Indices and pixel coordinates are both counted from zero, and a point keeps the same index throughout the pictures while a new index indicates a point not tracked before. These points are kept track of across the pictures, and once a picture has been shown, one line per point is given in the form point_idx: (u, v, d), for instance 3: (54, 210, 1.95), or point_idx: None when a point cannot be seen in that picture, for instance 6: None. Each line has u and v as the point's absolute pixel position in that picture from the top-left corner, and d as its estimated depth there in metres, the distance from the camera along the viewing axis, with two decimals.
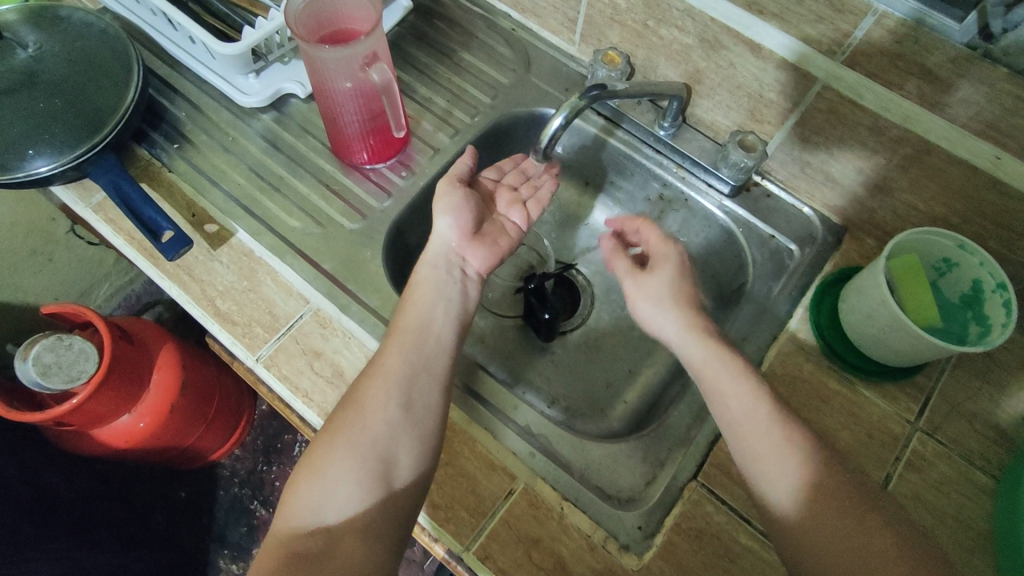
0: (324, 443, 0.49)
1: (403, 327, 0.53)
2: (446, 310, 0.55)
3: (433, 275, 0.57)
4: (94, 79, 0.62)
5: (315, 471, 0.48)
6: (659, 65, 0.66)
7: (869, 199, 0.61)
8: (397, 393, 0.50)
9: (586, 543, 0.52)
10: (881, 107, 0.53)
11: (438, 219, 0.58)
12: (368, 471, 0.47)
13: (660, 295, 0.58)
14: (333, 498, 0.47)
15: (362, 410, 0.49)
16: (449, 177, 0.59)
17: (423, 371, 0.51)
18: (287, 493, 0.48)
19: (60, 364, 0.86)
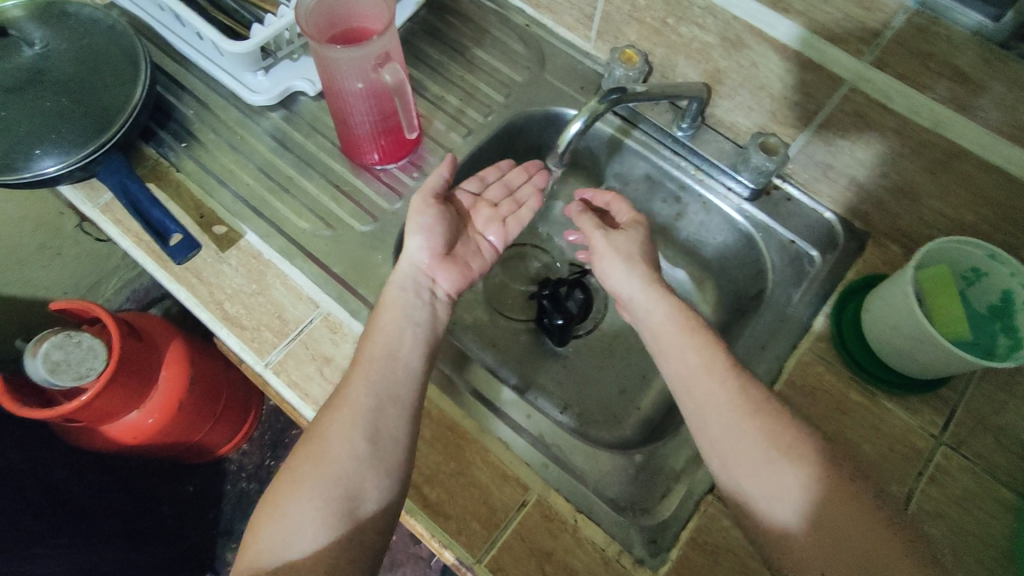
0: (286, 480, 0.47)
1: (370, 355, 0.51)
2: (416, 334, 0.54)
3: (403, 298, 0.54)
4: (101, 76, 0.61)
5: (276, 512, 0.45)
6: (678, 64, 0.64)
7: (894, 204, 0.59)
8: (363, 425, 0.48)
9: (600, 556, 0.51)
10: (911, 111, 0.51)
11: (408, 239, 0.56)
12: (333, 508, 0.46)
13: (629, 253, 0.59)
14: (296, 537, 0.44)
15: (326, 443, 0.48)
16: (424, 192, 0.57)
17: (391, 401, 0.50)
18: (248, 535, 0.46)
19: (68, 362, 0.86)
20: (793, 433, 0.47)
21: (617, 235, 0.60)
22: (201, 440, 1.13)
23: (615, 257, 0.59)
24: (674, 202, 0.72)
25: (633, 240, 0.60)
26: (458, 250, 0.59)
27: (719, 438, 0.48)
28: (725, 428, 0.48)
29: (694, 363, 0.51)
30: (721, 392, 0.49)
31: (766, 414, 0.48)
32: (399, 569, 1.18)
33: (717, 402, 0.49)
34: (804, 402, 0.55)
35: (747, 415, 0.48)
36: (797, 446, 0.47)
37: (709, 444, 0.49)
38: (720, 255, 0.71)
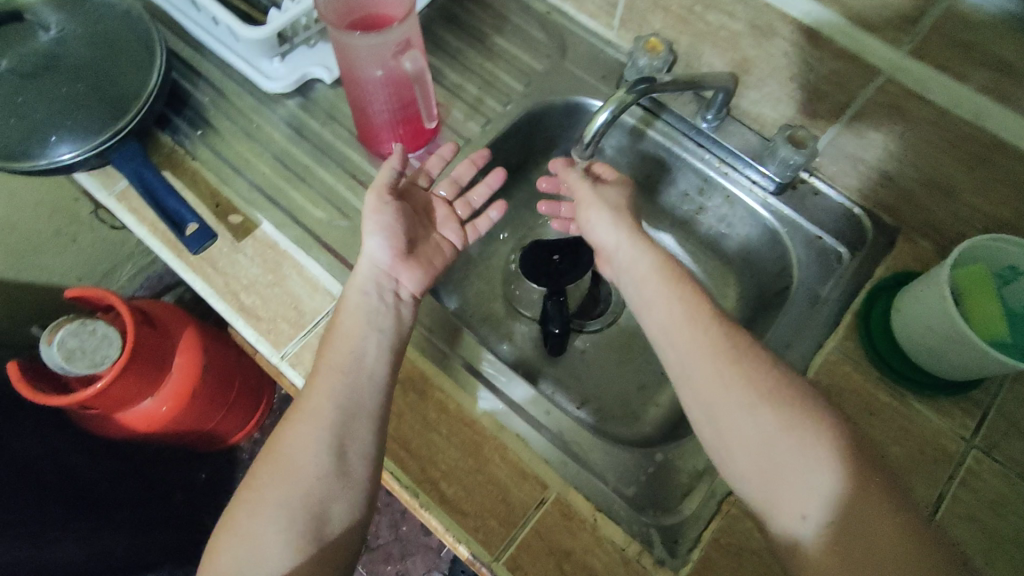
0: (248, 499, 0.47)
1: (331, 364, 0.50)
2: (380, 341, 0.52)
3: (364, 303, 0.53)
4: (116, 62, 0.60)
5: (242, 531, 0.45)
6: (703, 54, 0.62)
7: (927, 200, 0.57)
8: (326, 439, 0.48)
9: (619, 556, 0.50)
10: (951, 103, 0.49)
11: (367, 240, 0.54)
12: (299, 527, 0.45)
13: (614, 204, 0.60)
14: (260, 556, 0.44)
15: (289, 460, 0.47)
16: (377, 188, 0.55)
17: (354, 414, 0.49)
18: (211, 556, 0.45)
19: (83, 349, 0.85)
20: (777, 377, 0.48)
21: (603, 188, 0.61)
22: (213, 428, 1.13)
23: (602, 207, 0.60)
24: (695, 194, 0.70)
25: (619, 194, 0.62)
26: (418, 250, 0.57)
27: (703, 382, 0.49)
28: (712, 373, 0.49)
29: (674, 314, 0.53)
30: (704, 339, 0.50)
31: (750, 359, 0.49)
32: (409, 559, 1.17)
33: (701, 347, 0.50)
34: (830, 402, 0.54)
35: (732, 361, 0.49)
36: (779, 390, 0.48)
37: (689, 392, 0.50)
38: (743, 249, 0.70)
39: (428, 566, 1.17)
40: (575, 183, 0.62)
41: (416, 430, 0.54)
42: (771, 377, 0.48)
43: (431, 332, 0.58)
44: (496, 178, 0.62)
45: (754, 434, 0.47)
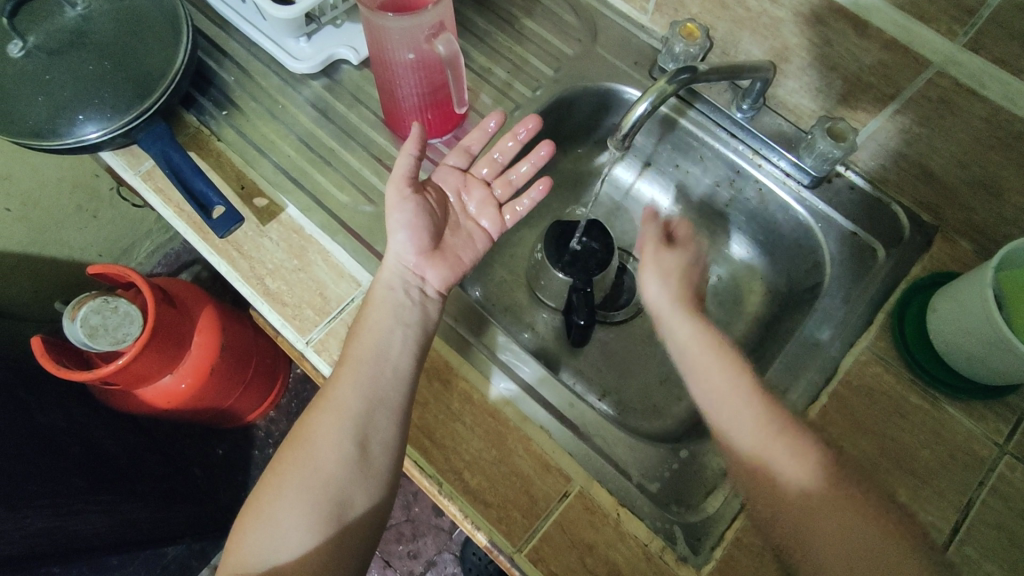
0: (271, 485, 0.47)
1: (357, 356, 0.51)
2: (405, 336, 0.52)
3: (392, 299, 0.53)
4: (142, 39, 0.59)
5: (264, 514, 0.46)
6: (742, 41, 0.60)
7: (971, 198, 0.55)
8: (349, 430, 0.48)
9: (641, 552, 0.49)
10: (1004, 98, 0.47)
11: (392, 235, 0.54)
12: (319, 515, 0.46)
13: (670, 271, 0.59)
14: (278, 541, 0.44)
15: (314, 446, 0.48)
16: (396, 181, 0.53)
17: (379, 406, 0.49)
18: (233, 541, 0.46)
19: (106, 327, 0.87)
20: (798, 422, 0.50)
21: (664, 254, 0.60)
22: (231, 405, 1.14)
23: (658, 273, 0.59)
24: (726, 186, 0.68)
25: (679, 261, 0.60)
26: (446, 243, 0.57)
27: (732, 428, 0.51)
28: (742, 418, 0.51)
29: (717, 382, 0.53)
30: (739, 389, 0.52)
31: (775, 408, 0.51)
32: (421, 539, 1.19)
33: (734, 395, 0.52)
34: (859, 404, 0.53)
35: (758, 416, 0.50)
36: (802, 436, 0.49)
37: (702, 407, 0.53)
38: (772, 242, 0.68)
39: (439, 547, 1.19)
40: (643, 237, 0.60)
41: (440, 420, 0.53)
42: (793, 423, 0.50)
43: (456, 321, 0.58)
44: (546, 148, 0.60)
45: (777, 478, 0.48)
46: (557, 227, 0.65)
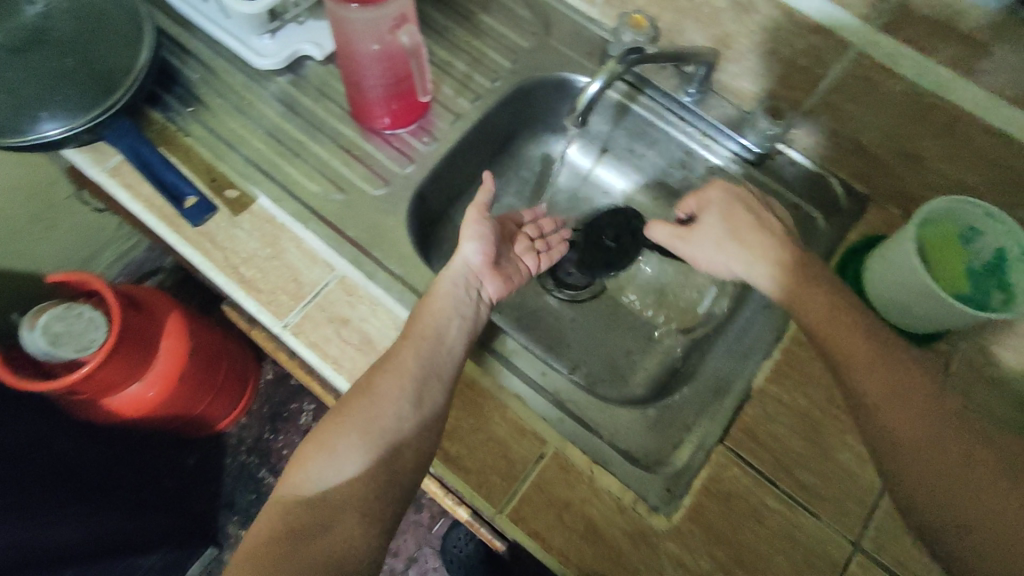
0: (335, 422, 0.50)
1: (419, 333, 0.53)
2: (460, 326, 0.56)
3: (452, 292, 0.56)
4: (105, 38, 0.60)
5: (324, 444, 0.49)
6: (685, 30, 0.65)
7: (897, 166, 0.61)
8: (411, 390, 0.51)
9: (616, 505, 0.52)
10: (916, 74, 0.53)
11: (462, 243, 0.59)
12: (373, 453, 0.49)
13: (718, 236, 0.61)
14: (338, 474, 0.48)
15: (377, 398, 0.51)
16: (476, 204, 0.59)
17: (434, 377, 0.52)
18: (292, 461, 0.49)
19: (70, 333, 0.86)
20: (949, 426, 0.49)
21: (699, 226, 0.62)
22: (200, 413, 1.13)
23: (714, 244, 0.61)
24: (679, 168, 0.72)
25: (716, 216, 0.61)
26: (503, 263, 0.62)
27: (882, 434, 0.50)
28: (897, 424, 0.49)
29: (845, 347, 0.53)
30: (897, 394, 0.50)
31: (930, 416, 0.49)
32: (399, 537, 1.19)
33: (891, 399, 0.50)
34: (806, 357, 0.58)
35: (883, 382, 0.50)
36: (958, 448, 0.48)
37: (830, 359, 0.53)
38: None
39: (419, 542, 1.19)
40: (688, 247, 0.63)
41: None
42: (945, 430, 0.49)
43: None
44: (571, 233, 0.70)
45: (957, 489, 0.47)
46: (540, 282, 0.73)
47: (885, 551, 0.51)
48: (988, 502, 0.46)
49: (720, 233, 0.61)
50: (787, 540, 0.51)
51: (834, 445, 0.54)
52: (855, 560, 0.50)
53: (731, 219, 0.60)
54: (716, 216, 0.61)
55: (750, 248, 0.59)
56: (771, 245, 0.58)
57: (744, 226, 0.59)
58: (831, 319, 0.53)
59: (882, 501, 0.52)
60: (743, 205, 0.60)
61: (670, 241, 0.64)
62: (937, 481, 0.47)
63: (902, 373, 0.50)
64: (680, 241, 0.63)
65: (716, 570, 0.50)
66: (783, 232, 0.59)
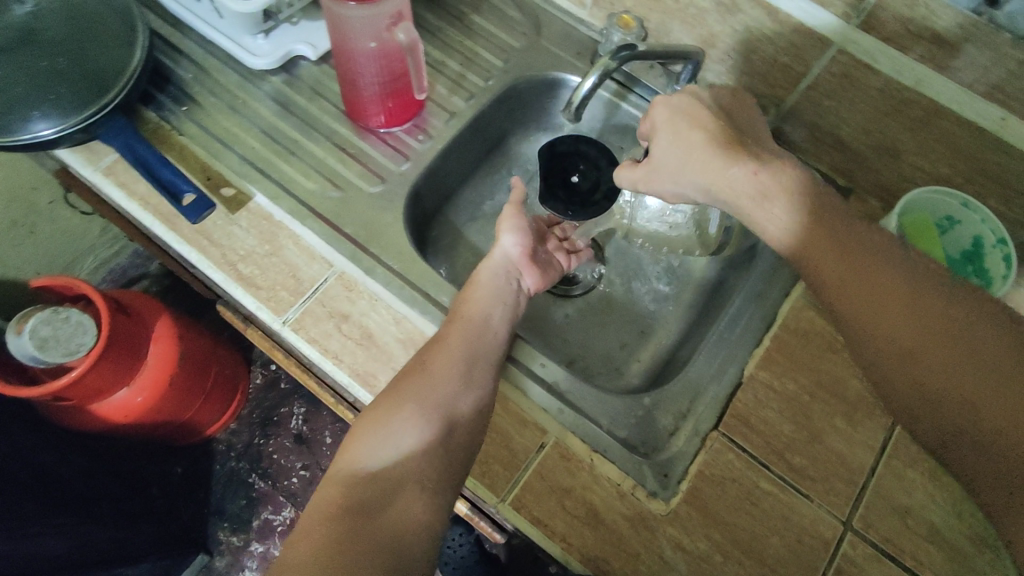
0: (387, 399, 0.50)
1: (466, 317, 0.55)
2: (503, 313, 0.58)
3: (492, 283, 0.59)
4: (98, 37, 0.60)
5: (379, 420, 0.49)
6: (673, 30, 0.67)
7: (876, 160, 0.64)
8: (460, 367, 0.52)
9: (615, 491, 0.53)
10: (893, 71, 0.55)
11: (502, 235, 0.62)
12: (430, 429, 0.50)
13: (675, 162, 0.53)
14: (395, 448, 0.48)
15: (430, 375, 0.52)
16: (512, 202, 0.63)
17: (481, 358, 0.54)
18: (348, 441, 0.49)
19: (57, 338, 0.82)
20: (945, 342, 0.46)
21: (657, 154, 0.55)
22: (190, 419, 1.12)
23: (677, 170, 0.54)
24: None
25: (665, 139, 0.54)
26: (540, 257, 0.65)
27: (871, 359, 0.50)
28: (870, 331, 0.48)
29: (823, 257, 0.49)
30: (882, 325, 0.48)
31: (918, 339, 0.47)
32: None
33: (874, 329, 0.48)
34: (796, 344, 0.60)
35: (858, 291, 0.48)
36: (955, 363, 0.46)
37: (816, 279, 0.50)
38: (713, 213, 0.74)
39: None
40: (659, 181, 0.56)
41: None
42: (938, 347, 0.46)
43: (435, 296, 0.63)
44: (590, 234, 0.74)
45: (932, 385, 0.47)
46: (561, 296, 0.73)
47: (874, 529, 0.52)
48: (984, 409, 0.45)
49: (676, 158, 0.53)
50: (781, 521, 0.53)
51: (824, 428, 0.56)
52: (846, 539, 0.52)
53: (684, 138, 0.53)
54: (666, 138, 0.54)
55: (714, 172, 0.51)
56: (740, 164, 0.50)
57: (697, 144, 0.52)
58: (818, 245, 0.49)
59: (870, 481, 0.54)
60: (690, 118, 0.53)
61: (634, 183, 0.58)
62: (930, 396, 0.47)
63: (872, 279, 0.48)
64: (647, 179, 0.56)
65: (714, 552, 0.51)
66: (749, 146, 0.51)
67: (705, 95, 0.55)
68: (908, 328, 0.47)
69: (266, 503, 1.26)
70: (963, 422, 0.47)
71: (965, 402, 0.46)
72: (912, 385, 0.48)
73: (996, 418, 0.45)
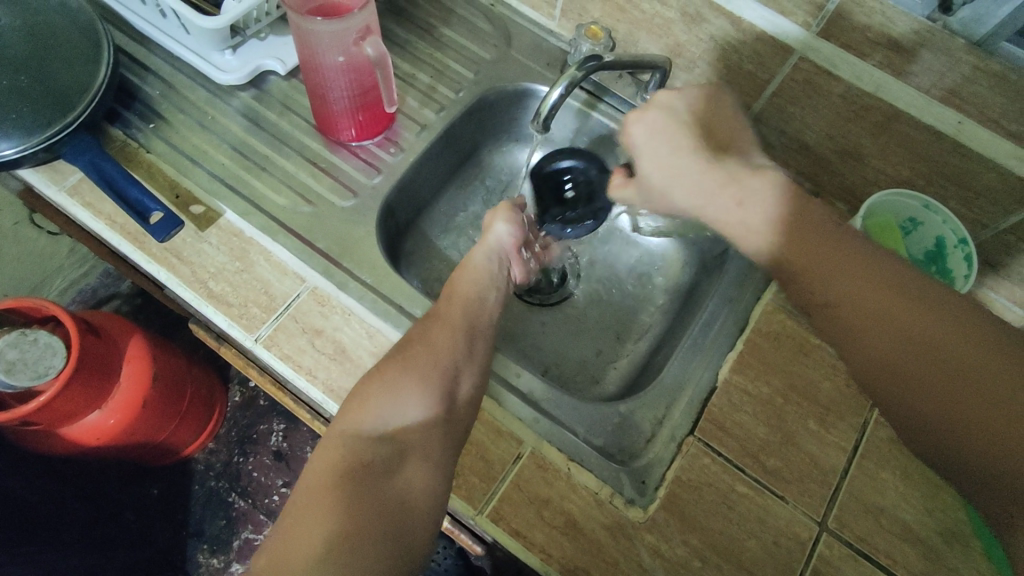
0: (391, 366, 0.50)
1: (465, 292, 0.57)
2: (499, 294, 0.59)
3: (487, 267, 0.59)
4: (61, 56, 0.59)
5: (384, 388, 0.48)
6: (640, 40, 0.68)
7: (841, 164, 0.65)
8: (462, 337, 0.53)
9: (593, 499, 0.53)
10: (854, 77, 0.56)
11: (498, 227, 0.61)
12: (433, 395, 0.49)
13: (660, 186, 0.55)
14: (398, 414, 0.47)
15: (433, 344, 0.51)
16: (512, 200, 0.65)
17: (480, 332, 0.55)
18: (347, 407, 0.47)
19: (25, 361, 0.81)
20: (930, 357, 0.42)
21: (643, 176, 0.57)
22: (165, 440, 1.10)
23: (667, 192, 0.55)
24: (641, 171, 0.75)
25: (648, 165, 0.56)
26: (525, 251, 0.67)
27: (866, 377, 0.46)
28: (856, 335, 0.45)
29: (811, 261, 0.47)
30: (865, 333, 0.45)
31: (901, 352, 0.43)
32: None
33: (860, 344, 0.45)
34: (768, 348, 0.60)
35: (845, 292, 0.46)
36: (948, 382, 0.42)
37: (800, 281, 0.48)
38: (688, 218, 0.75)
39: None
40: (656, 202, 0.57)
41: None
42: (927, 364, 0.42)
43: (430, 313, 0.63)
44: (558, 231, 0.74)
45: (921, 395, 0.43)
46: (537, 306, 0.74)
47: (848, 528, 0.53)
48: (986, 435, 0.40)
49: (658, 181, 0.55)
50: (758, 523, 0.53)
51: (797, 431, 0.57)
52: (822, 539, 0.53)
53: (663, 161, 0.54)
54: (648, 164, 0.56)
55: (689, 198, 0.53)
56: (723, 197, 0.50)
57: (673, 169, 0.54)
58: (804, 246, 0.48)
59: (844, 482, 0.55)
60: (668, 142, 0.54)
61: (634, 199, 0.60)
62: (926, 419, 0.43)
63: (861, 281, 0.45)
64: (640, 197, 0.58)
65: (692, 557, 0.52)
66: (723, 167, 0.51)
67: (677, 108, 0.56)
68: (892, 340, 0.44)
69: (247, 522, 1.23)
70: (961, 450, 0.42)
71: (961, 428, 0.41)
72: (908, 406, 0.44)
73: (1001, 446, 0.40)
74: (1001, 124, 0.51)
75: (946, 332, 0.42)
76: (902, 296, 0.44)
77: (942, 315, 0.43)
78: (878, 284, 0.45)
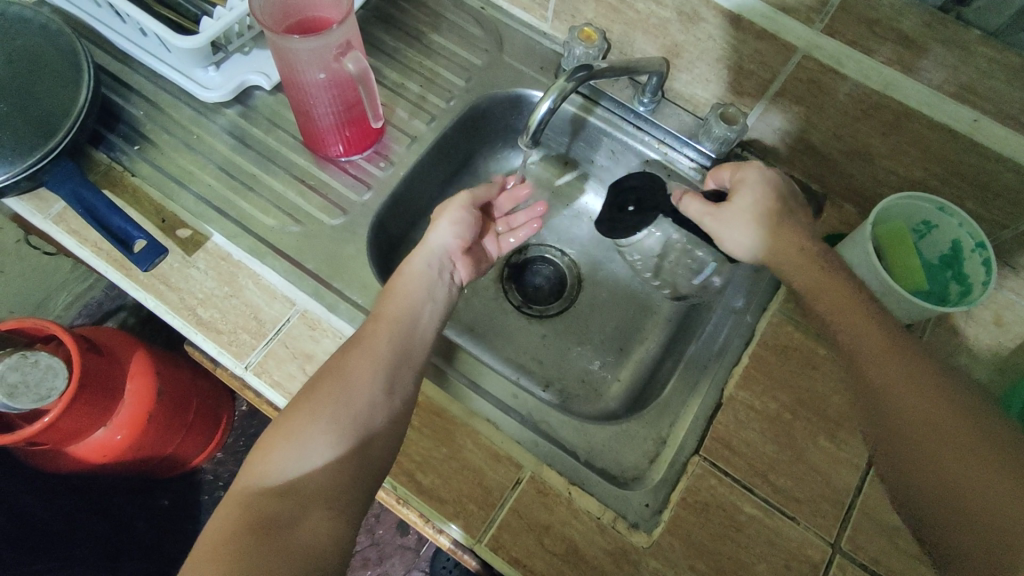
0: (303, 408, 0.48)
1: (392, 315, 0.54)
2: (433, 310, 0.57)
3: (426, 274, 0.58)
4: (40, 80, 0.58)
5: (290, 435, 0.46)
6: (636, 40, 0.65)
7: (848, 165, 0.62)
8: (384, 372, 0.51)
9: (596, 525, 0.52)
10: (861, 74, 0.53)
11: (439, 227, 0.59)
12: (346, 437, 0.47)
13: (745, 214, 0.55)
14: (309, 462, 0.45)
15: (350, 379, 0.49)
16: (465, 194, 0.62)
17: (405, 361, 0.52)
18: (256, 453, 0.46)
19: (27, 383, 0.77)
20: (917, 375, 0.45)
21: (736, 203, 0.55)
22: (172, 454, 1.10)
23: (750, 219, 0.55)
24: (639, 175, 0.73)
25: (754, 194, 0.55)
26: (475, 248, 0.64)
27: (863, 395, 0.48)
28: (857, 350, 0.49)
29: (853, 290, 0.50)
30: (866, 350, 0.48)
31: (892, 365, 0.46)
32: (387, 562, 1.14)
33: (877, 387, 0.47)
34: (774, 360, 0.58)
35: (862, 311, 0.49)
36: (931, 398, 0.44)
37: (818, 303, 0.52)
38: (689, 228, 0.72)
39: (407, 566, 1.14)
40: (729, 230, 0.55)
41: None
42: (913, 379, 0.45)
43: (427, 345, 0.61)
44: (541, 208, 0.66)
45: (904, 405, 0.45)
46: (535, 318, 0.72)
47: (863, 551, 0.51)
48: (957, 455, 0.42)
49: (754, 212, 0.54)
50: (767, 546, 0.51)
51: (807, 447, 0.55)
52: (834, 561, 0.51)
53: (763, 200, 0.54)
54: (749, 198, 0.55)
55: (777, 234, 0.53)
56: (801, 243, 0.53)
57: (777, 211, 0.54)
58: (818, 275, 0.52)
59: (856, 501, 0.53)
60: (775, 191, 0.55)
61: (702, 218, 0.57)
62: (924, 467, 0.43)
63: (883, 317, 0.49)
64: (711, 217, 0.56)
65: None
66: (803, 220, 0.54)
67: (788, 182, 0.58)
68: (886, 357, 0.47)
69: None
70: (944, 486, 0.42)
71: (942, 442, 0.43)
72: (893, 427, 0.45)
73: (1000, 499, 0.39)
74: (1020, 121, 0.48)
75: (946, 382, 0.45)
76: (920, 355, 0.47)
77: (950, 377, 0.46)
78: (895, 336, 0.48)
